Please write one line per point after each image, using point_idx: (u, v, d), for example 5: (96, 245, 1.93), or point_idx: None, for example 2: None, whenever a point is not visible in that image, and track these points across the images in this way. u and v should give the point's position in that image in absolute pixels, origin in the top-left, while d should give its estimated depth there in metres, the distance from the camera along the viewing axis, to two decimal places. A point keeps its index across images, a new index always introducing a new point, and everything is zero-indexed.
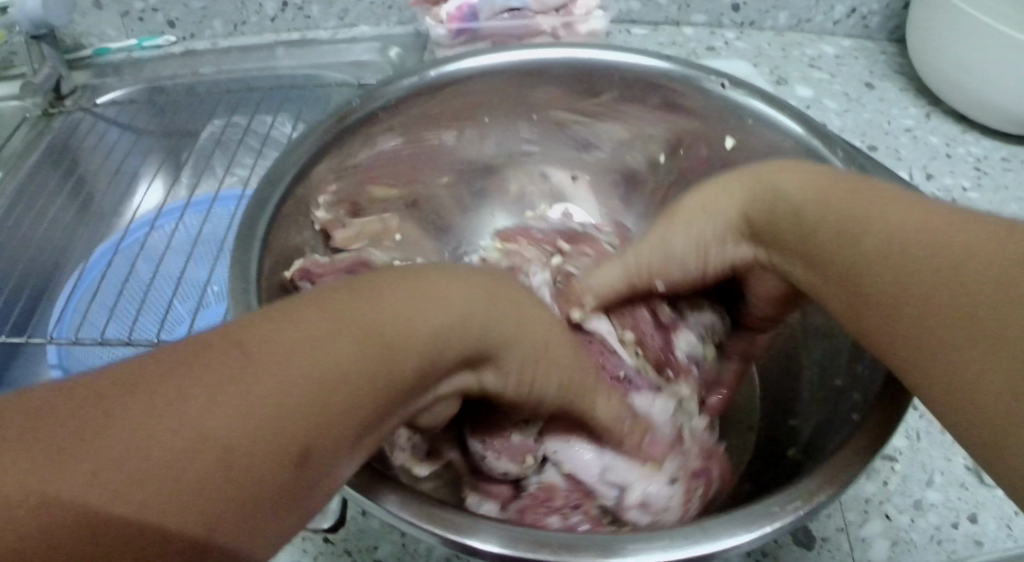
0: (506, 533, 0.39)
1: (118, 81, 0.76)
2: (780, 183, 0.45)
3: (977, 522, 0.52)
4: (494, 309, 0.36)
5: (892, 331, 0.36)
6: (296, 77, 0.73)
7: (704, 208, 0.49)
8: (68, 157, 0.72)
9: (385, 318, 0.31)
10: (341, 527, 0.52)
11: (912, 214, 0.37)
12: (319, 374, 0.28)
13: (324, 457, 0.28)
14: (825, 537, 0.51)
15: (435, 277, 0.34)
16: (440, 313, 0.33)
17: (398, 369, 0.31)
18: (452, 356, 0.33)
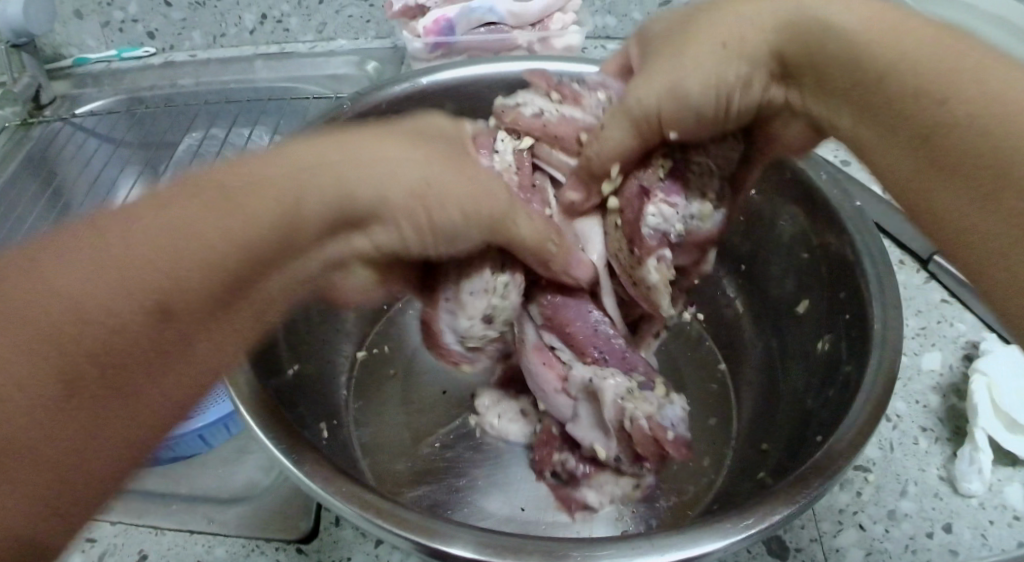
0: (481, 540, 0.39)
1: (97, 92, 0.75)
2: (785, 49, 0.43)
3: (950, 532, 0.53)
4: (387, 151, 0.37)
5: (953, 181, 0.38)
6: (274, 89, 0.73)
7: (726, 44, 0.43)
8: (46, 167, 0.71)
9: (265, 192, 0.33)
10: (314, 538, 0.52)
11: (1002, 82, 0.36)
12: (176, 236, 0.31)
13: (209, 308, 0.32)
14: (799, 547, 0.52)
15: (353, 147, 0.37)
16: (326, 180, 0.35)
17: (250, 240, 0.32)
18: (320, 219, 0.35)
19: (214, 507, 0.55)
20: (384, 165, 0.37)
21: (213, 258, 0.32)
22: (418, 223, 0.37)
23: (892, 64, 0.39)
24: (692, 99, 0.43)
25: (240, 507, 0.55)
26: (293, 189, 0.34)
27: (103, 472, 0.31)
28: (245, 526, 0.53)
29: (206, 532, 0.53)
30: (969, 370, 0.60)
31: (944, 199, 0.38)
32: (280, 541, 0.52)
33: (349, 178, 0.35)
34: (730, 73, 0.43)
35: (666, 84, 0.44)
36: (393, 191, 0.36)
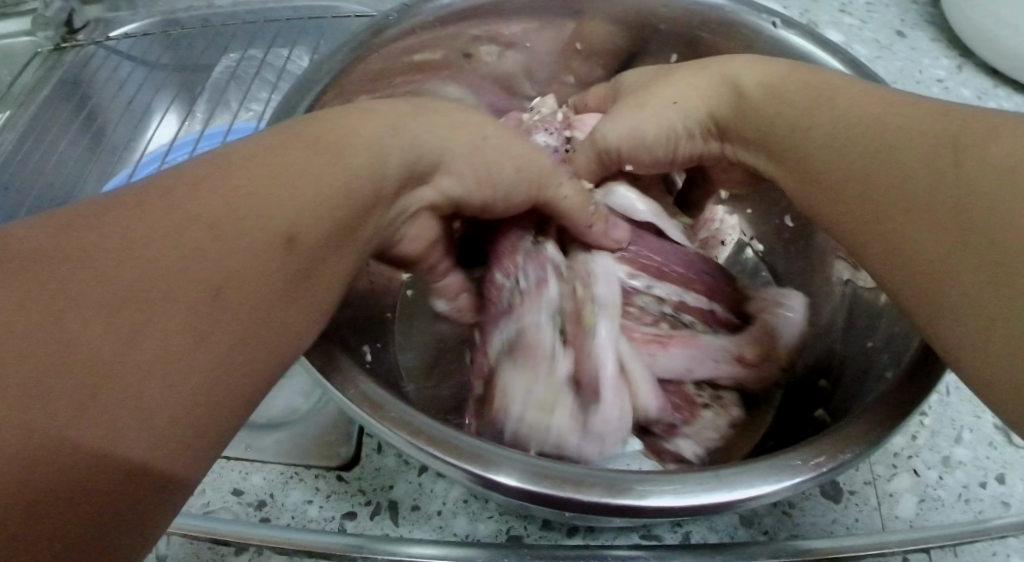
0: (531, 469, 0.40)
1: (131, 14, 0.74)
2: (743, 76, 0.49)
3: (1004, 482, 0.51)
4: (374, 125, 0.41)
5: (860, 201, 0.41)
6: (313, 9, 0.71)
7: (675, 102, 0.51)
8: (80, 90, 0.70)
9: (320, 139, 0.38)
10: (354, 466, 0.52)
11: (924, 131, 0.39)
12: (249, 215, 0.33)
13: (310, 256, 0.35)
14: (852, 490, 0.50)
15: (351, 117, 0.40)
16: (364, 139, 0.40)
17: (317, 173, 0.37)
18: (395, 169, 0.41)
19: (251, 433, 0.54)
20: (373, 137, 0.40)
21: (270, 237, 0.34)
22: (479, 171, 0.44)
23: (793, 127, 0.45)
24: (649, 141, 0.52)
25: (278, 433, 0.54)
26: (294, 170, 0.36)
27: (238, 388, 0.32)
28: (284, 452, 0.53)
29: (244, 459, 0.52)
30: None
31: (898, 223, 0.38)
32: (319, 468, 0.51)
33: (363, 139, 0.40)
34: (676, 126, 0.51)
35: (632, 125, 0.52)
36: (397, 157, 0.41)
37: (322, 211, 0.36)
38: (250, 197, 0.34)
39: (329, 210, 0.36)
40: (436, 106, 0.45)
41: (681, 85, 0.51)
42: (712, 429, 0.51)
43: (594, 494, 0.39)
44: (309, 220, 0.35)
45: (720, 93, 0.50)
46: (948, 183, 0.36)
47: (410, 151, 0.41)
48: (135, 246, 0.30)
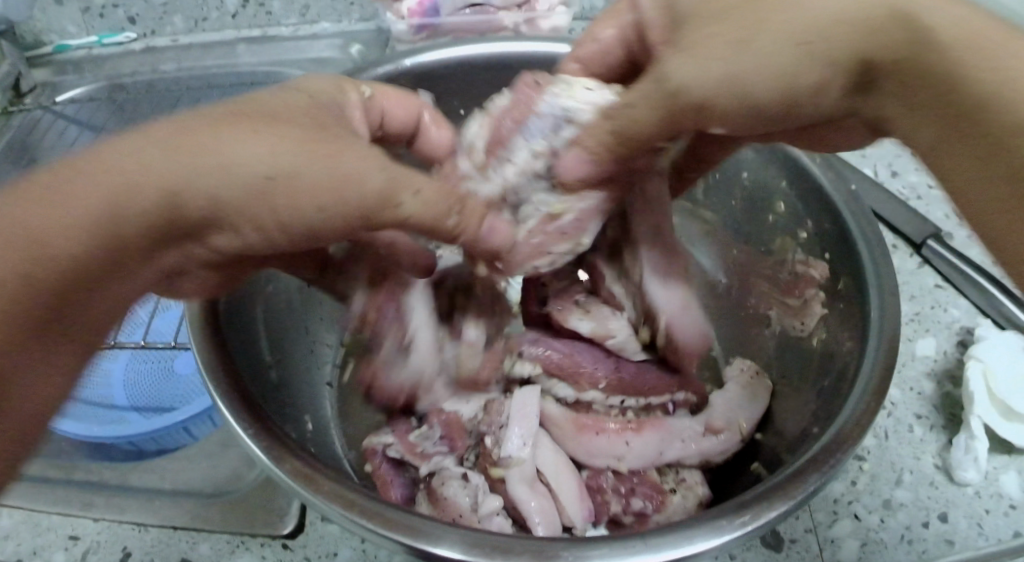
0: (466, 537, 0.38)
1: (78, 79, 0.74)
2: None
3: (946, 521, 0.52)
4: (244, 139, 0.35)
5: (950, 151, 0.33)
6: (257, 73, 0.71)
7: (803, 41, 0.33)
8: (27, 155, 0.70)
9: (176, 163, 0.33)
10: (299, 534, 0.51)
11: (999, 44, 0.31)
12: (62, 219, 0.31)
13: (92, 290, 0.33)
14: (793, 539, 0.51)
15: (207, 132, 0.35)
16: (210, 159, 0.34)
17: (161, 170, 0.33)
18: (232, 196, 0.34)
19: (196, 502, 0.54)
20: (227, 152, 0.34)
21: (81, 252, 0.32)
22: (283, 213, 0.36)
23: (884, 59, 0.33)
24: (753, 98, 0.35)
25: (224, 502, 0.53)
26: (128, 157, 0.33)
27: (3, 430, 0.31)
28: (229, 521, 0.52)
29: (191, 529, 0.52)
30: (964, 356, 0.59)
31: (971, 191, 0.32)
32: (264, 536, 0.51)
33: (216, 154, 0.34)
34: (800, 83, 0.34)
35: (688, 77, 0.36)
36: (245, 171, 0.34)
37: (156, 215, 0.33)
38: (76, 191, 0.32)
39: (158, 209, 0.33)
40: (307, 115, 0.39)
41: (743, 26, 0.35)
42: (681, 513, 0.49)
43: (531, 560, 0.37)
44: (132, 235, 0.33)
45: (846, 27, 0.33)
46: (1010, 121, 0.30)
47: (258, 161, 0.34)
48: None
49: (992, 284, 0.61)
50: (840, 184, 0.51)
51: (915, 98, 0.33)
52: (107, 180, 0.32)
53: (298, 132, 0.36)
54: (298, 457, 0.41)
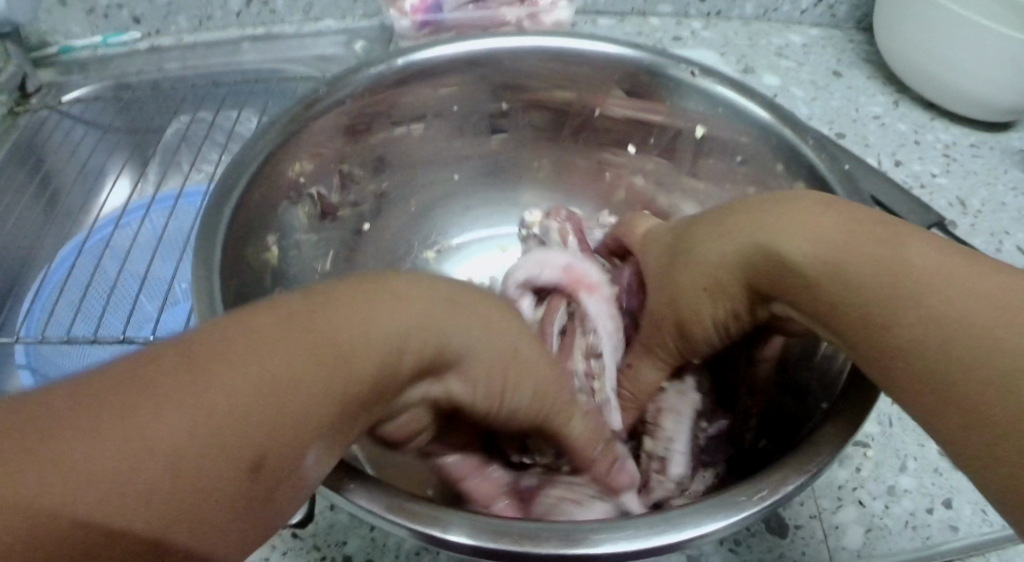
0: (480, 525, 0.38)
1: (84, 79, 0.74)
2: (785, 242, 0.40)
3: (951, 507, 0.52)
4: (397, 313, 0.34)
5: (918, 394, 0.34)
6: (261, 71, 0.72)
7: (705, 286, 0.44)
8: (35, 156, 0.70)
9: (342, 331, 0.31)
10: (309, 524, 0.51)
11: (950, 284, 0.34)
12: (357, 330, 0.32)
13: (280, 463, 0.29)
14: (797, 525, 0.51)
15: (379, 297, 0.34)
16: (388, 322, 0.33)
17: (383, 340, 0.33)
18: (408, 372, 0.34)
19: None
20: (466, 316, 0.37)
21: (357, 342, 0.32)
22: (495, 386, 0.38)
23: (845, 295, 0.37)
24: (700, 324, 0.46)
25: None
26: (444, 323, 0.35)
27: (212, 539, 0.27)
28: None
29: None
30: None
31: (995, 416, 0.31)
32: None
33: (441, 316, 0.35)
34: (709, 312, 0.45)
35: (674, 315, 0.47)
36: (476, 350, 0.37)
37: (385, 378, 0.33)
38: (327, 321, 0.31)
39: (323, 428, 0.30)
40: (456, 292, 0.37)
41: (696, 271, 0.45)
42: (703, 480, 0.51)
43: (548, 544, 0.37)
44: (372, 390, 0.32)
45: (728, 264, 0.43)
46: (922, 357, 0.34)
47: (444, 334, 0.35)
48: (219, 376, 0.27)
49: None
50: (831, 160, 0.50)
51: (820, 321, 0.40)
52: (335, 342, 0.31)
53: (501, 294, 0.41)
54: None
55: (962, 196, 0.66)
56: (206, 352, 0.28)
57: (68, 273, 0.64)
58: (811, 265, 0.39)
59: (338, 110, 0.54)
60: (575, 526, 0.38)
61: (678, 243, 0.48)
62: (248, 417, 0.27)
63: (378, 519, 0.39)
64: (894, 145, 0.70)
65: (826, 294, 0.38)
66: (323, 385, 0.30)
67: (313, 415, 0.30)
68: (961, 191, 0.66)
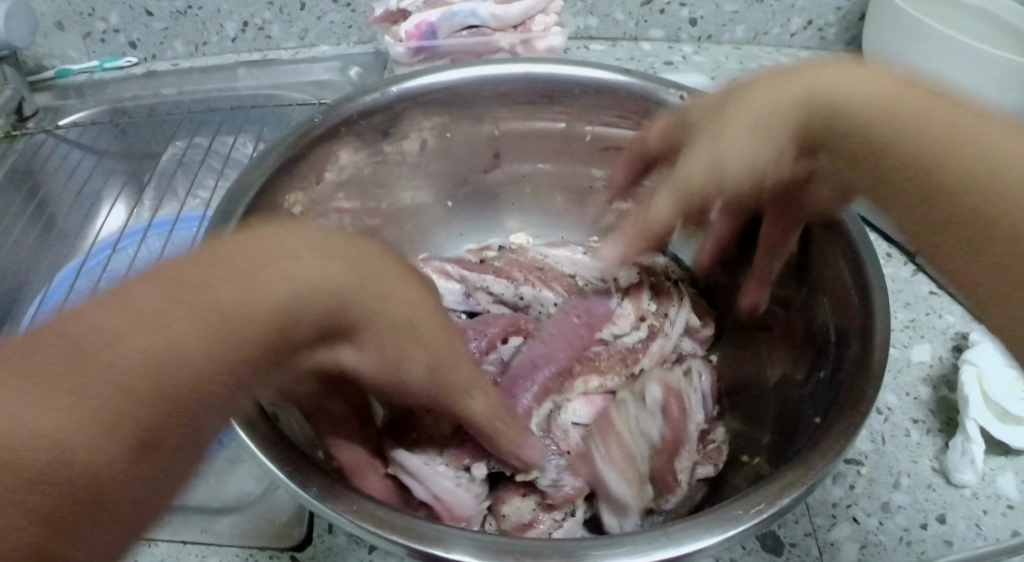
0: (479, 543, 0.38)
1: (80, 103, 0.75)
2: (844, 87, 0.44)
3: (945, 522, 0.53)
4: (163, 308, 0.33)
5: (954, 224, 0.40)
6: (257, 97, 0.73)
7: (754, 130, 0.46)
8: (31, 179, 0.70)
9: (145, 343, 0.32)
10: (309, 546, 0.52)
11: (984, 138, 0.39)
12: (185, 345, 0.33)
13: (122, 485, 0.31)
14: (793, 542, 0.52)
15: (142, 293, 0.34)
16: (189, 309, 0.33)
17: (193, 339, 0.33)
18: (247, 326, 0.35)
19: (206, 516, 0.54)
20: (302, 277, 0.37)
21: (186, 356, 0.33)
22: (387, 368, 0.41)
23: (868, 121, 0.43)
24: (729, 177, 0.49)
25: (233, 516, 0.54)
26: (251, 292, 0.35)
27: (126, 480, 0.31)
28: (242, 535, 0.53)
29: (202, 542, 0.52)
30: (959, 360, 0.60)
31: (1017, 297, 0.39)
32: (275, 550, 0.51)
33: (261, 285, 0.36)
34: (758, 158, 0.47)
35: (712, 160, 0.49)
36: (302, 304, 0.36)
37: (218, 333, 0.34)
38: (155, 339, 0.32)
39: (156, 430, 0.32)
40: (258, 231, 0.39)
41: (743, 134, 0.47)
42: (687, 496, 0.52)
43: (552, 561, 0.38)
44: (231, 366, 0.35)
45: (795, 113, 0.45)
46: (953, 176, 0.39)
47: (277, 297, 0.36)
48: (58, 395, 0.30)
49: None
50: None
51: (858, 163, 0.44)
52: (154, 345, 0.32)
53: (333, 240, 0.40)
54: (311, 471, 0.41)
55: None
56: (45, 369, 0.31)
57: (66, 295, 0.65)
58: (868, 114, 0.43)
59: (333, 138, 0.55)
60: (578, 543, 0.38)
61: (706, 113, 0.50)
62: (58, 462, 0.29)
63: (376, 540, 0.39)
64: None
65: (874, 143, 0.43)
66: (152, 401, 0.32)
67: (144, 417, 0.32)
68: None
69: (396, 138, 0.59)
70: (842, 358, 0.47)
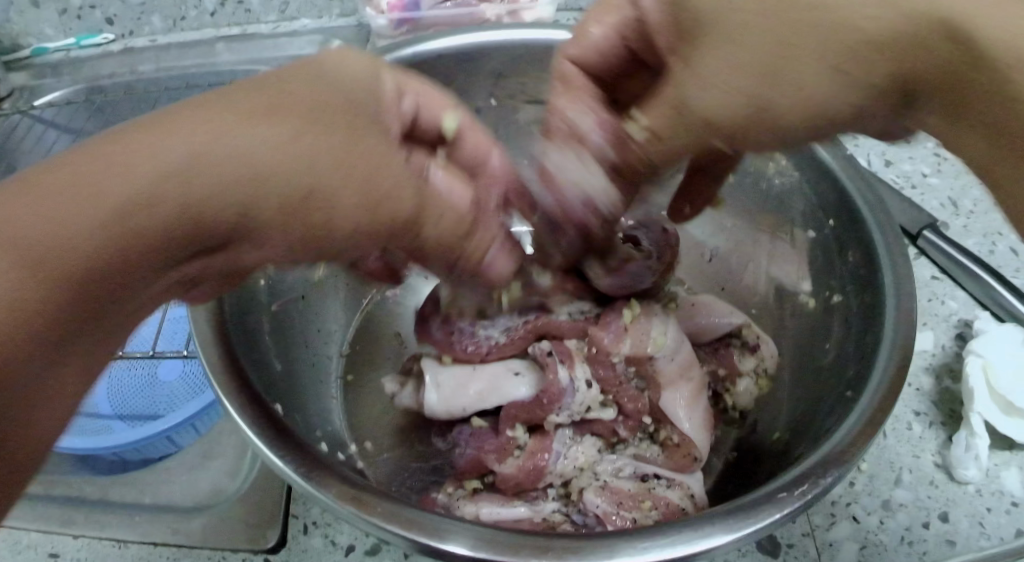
0: (479, 537, 0.36)
1: (56, 82, 0.72)
2: (779, 5, 0.34)
3: (947, 521, 0.51)
4: (133, 156, 0.28)
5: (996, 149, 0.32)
6: (235, 72, 0.71)
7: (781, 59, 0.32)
8: (5, 159, 0.68)
9: (93, 183, 0.28)
10: (281, 548, 0.49)
11: (874, 20, 0.32)
12: (58, 230, 0.27)
13: (87, 344, 0.29)
14: (791, 543, 0.49)
15: (108, 148, 0.29)
16: (110, 173, 0.28)
17: (111, 199, 0.28)
18: (211, 221, 0.29)
19: (175, 518, 0.51)
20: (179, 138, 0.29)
21: (112, 253, 0.28)
22: (366, 200, 0.31)
23: (798, 93, 0.33)
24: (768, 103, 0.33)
25: (202, 517, 0.51)
26: (114, 176, 0.28)
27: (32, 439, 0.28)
28: (211, 537, 0.50)
29: (171, 545, 0.50)
30: (962, 348, 0.57)
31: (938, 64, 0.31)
32: (246, 551, 0.49)
33: (131, 157, 0.28)
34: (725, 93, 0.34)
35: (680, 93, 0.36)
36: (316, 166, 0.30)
37: (181, 225, 0.29)
38: (70, 219, 0.27)
39: (62, 327, 0.28)
40: (217, 106, 0.30)
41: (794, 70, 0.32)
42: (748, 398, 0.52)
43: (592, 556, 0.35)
44: (158, 242, 0.29)
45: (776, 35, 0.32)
46: (898, 53, 0.32)
47: (219, 175, 0.29)
48: None
49: (990, 274, 0.60)
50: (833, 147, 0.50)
51: (814, 93, 0.36)
52: (65, 228, 0.27)
53: (272, 88, 0.32)
54: (308, 453, 0.39)
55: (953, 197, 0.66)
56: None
57: None
58: (871, 80, 0.32)
59: None
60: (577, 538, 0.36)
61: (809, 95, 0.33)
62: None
63: (385, 533, 0.36)
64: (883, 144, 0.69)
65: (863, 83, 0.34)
66: (119, 239, 0.28)
67: (82, 297, 0.28)
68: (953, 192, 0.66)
69: None
70: (864, 357, 0.43)
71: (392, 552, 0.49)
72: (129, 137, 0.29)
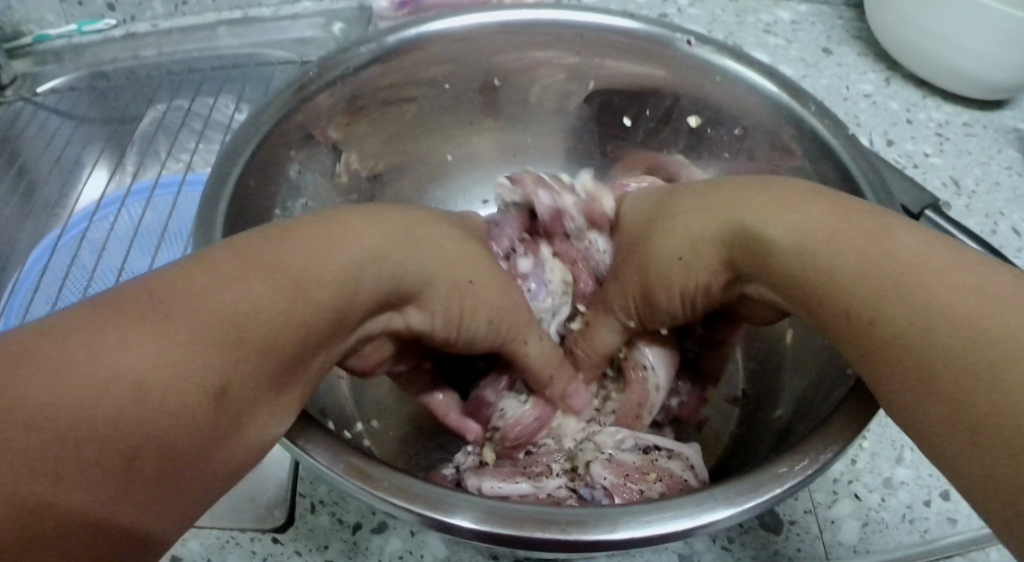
0: (482, 508, 0.36)
1: (58, 68, 0.72)
2: (763, 226, 0.39)
3: (948, 499, 0.51)
4: (230, 287, 0.28)
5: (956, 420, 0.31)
6: (238, 56, 0.72)
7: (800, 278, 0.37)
8: (10, 146, 0.68)
9: (227, 301, 0.28)
10: (289, 527, 0.50)
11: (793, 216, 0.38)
12: (170, 373, 0.26)
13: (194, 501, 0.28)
14: (792, 520, 0.49)
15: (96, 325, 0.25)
16: (236, 301, 0.28)
17: (218, 368, 0.27)
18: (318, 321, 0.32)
19: None
20: (354, 243, 0.34)
21: (222, 375, 0.27)
22: (449, 306, 0.40)
23: (827, 281, 0.36)
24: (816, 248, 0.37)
25: None
26: (190, 308, 0.27)
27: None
28: (220, 515, 0.50)
29: None
30: None
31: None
32: (254, 530, 0.49)
33: (212, 286, 0.28)
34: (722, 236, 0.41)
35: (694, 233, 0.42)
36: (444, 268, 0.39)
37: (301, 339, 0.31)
38: (116, 351, 0.25)
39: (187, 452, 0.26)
40: (343, 226, 0.35)
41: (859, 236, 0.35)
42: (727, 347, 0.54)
43: (593, 531, 0.35)
44: (270, 363, 0.30)
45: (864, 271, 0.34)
46: (903, 316, 0.32)
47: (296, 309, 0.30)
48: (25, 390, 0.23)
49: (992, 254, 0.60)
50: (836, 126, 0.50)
51: (866, 340, 0.34)
52: (181, 371, 0.26)
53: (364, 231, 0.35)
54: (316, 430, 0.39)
55: (956, 176, 0.65)
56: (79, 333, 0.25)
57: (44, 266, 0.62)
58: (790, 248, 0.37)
59: (331, 94, 0.52)
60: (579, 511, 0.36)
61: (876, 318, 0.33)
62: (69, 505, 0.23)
63: (387, 504, 0.37)
64: (886, 124, 0.69)
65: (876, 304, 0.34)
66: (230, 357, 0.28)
67: (205, 402, 0.27)
68: (956, 170, 0.66)
69: (396, 91, 0.56)
70: None
71: (398, 530, 0.50)
72: (239, 257, 0.30)
